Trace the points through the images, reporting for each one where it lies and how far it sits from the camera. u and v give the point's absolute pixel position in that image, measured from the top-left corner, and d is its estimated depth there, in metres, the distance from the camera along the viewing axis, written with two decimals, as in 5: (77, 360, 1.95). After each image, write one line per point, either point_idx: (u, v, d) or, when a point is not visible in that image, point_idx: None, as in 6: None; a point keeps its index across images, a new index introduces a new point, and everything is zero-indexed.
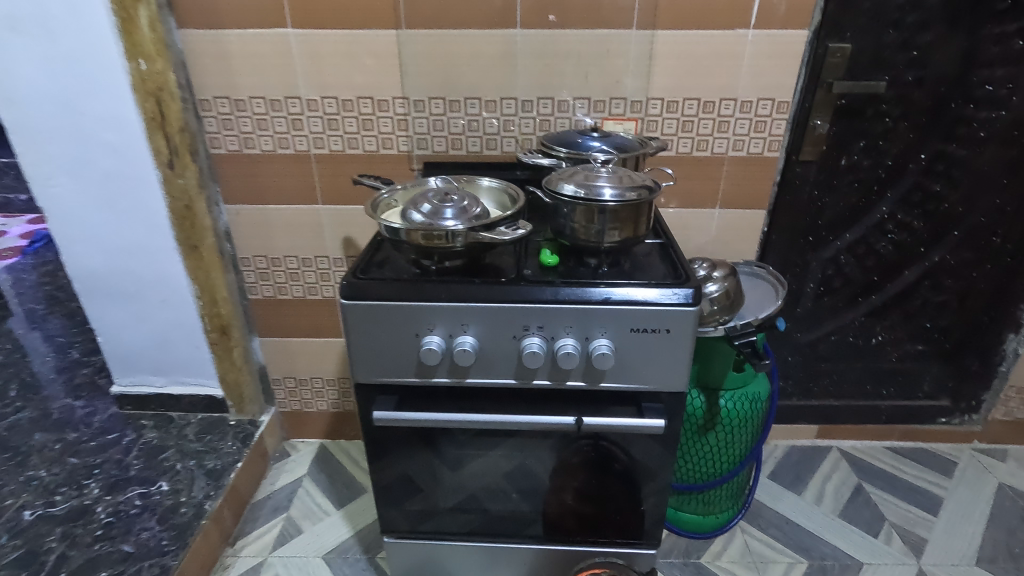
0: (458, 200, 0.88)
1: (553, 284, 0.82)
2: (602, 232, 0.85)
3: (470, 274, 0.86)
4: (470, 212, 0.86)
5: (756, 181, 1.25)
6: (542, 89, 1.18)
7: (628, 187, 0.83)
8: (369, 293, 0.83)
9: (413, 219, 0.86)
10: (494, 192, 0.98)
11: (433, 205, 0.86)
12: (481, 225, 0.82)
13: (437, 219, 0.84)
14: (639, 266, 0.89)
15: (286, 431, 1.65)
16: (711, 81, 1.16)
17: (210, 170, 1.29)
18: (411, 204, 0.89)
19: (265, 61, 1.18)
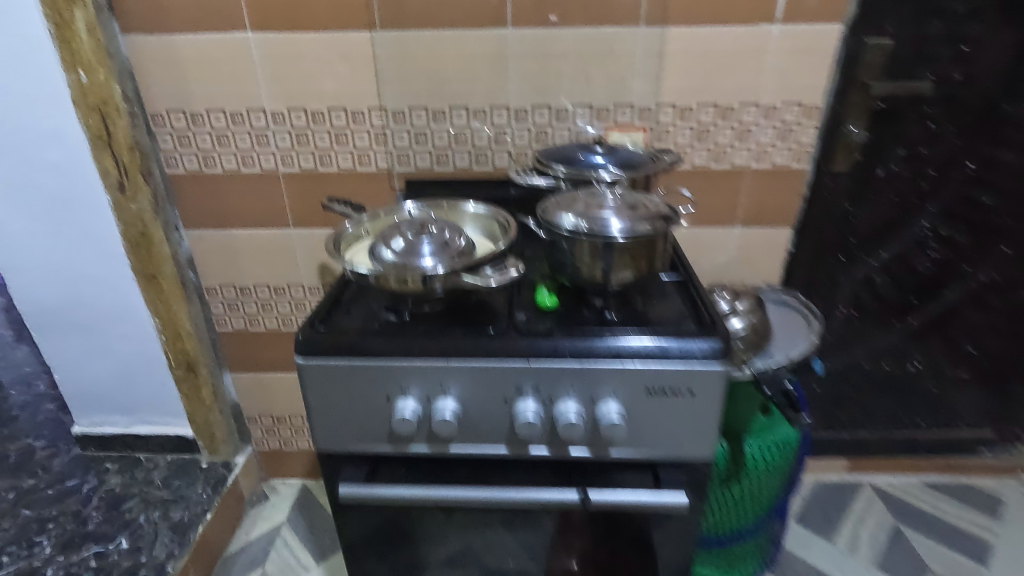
0: (438, 232, 0.74)
1: (550, 337, 0.68)
2: (609, 271, 0.71)
3: (451, 322, 0.72)
4: (451, 247, 0.72)
5: (781, 196, 1.11)
6: (538, 96, 1.03)
7: (640, 218, 0.69)
8: (329, 349, 0.69)
9: (383, 257, 0.72)
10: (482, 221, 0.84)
11: (407, 241, 0.72)
12: (463, 266, 0.67)
13: (410, 258, 0.71)
14: (654, 308, 0.75)
15: (264, 472, 1.52)
16: (731, 84, 1.01)
17: (166, 191, 1.14)
18: (381, 238, 0.75)
19: (224, 70, 1.04)
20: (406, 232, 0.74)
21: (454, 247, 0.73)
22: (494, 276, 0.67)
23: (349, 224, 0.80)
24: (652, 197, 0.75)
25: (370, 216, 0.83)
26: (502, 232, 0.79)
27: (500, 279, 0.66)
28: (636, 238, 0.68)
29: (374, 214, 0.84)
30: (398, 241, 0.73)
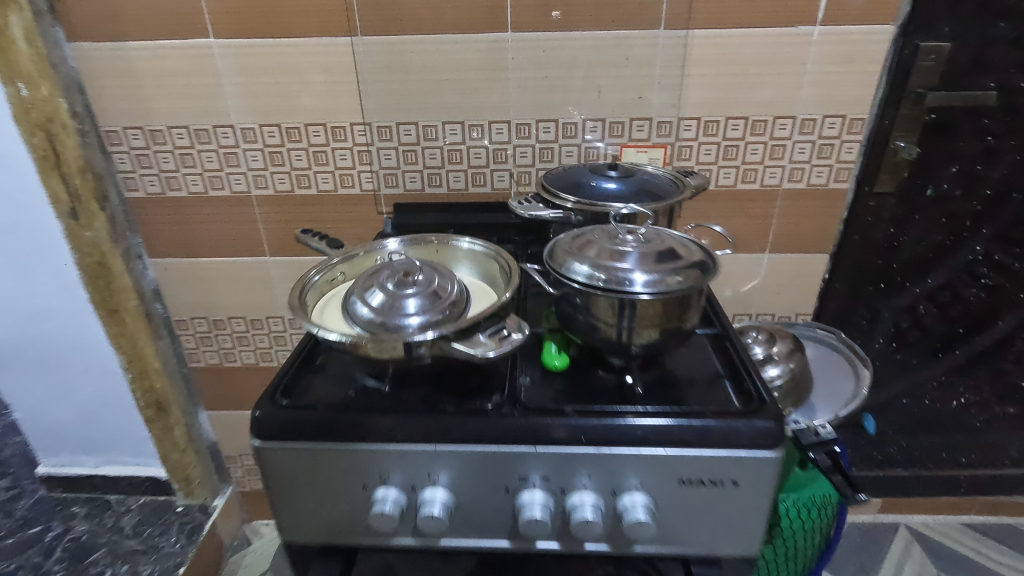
0: (425, 280, 0.62)
1: (560, 414, 0.56)
2: (631, 329, 0.59)
3: (441, 392, 0.60)
4: (440, 301, 0.61)
5: (815, 220, 0.99)
6: (543, 109, 0.91)
7: (670, 268, 0.57)
8: (291, 429, 0.56)
9: (361, 315, 0.61)
10: (478, 261, 0.70)
11: (388, 294, 0.61)
12: (452, 328, 0.55)
13: (390, 317, 0.59)
14: (683, 372, 0.63)
15: (245, 513, 1.42)
16: (762, 94, 0.89)
17: (126, 216, 1.03)
18: (358, 288, 0.64)
19: (186, 82, 0.92)
20: (387, 281, 0.62)
21: (445, 300, 0.61)
22: (489, 344, 0.54)
23: (317, 267, 0.68)
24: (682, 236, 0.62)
25: (345, 256, 0.71)
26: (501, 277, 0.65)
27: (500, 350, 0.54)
28: (665, 293, 0.56)
29: (349, 253, 0.71)
30: (378, 295, 0.62)
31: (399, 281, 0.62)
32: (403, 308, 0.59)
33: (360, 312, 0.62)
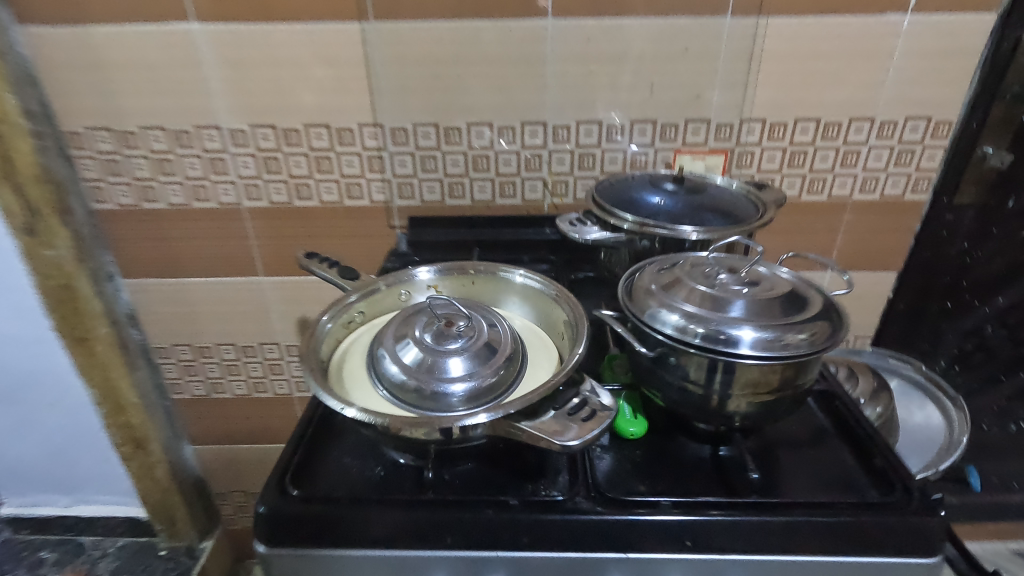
0: (471, 333, 0.50)
1: (651, 507, 0.45)
2: (732, 396, 0.47)
3: (493, 473, 0.48)
4: (490, 361, 0.48)
5: (883, 234, 0.88)
6: (585, 109, 0.78)
7: (789, 322, 0.45)
8: (305, 526, 0.44)
9: (390, 374, 0.48)
10: (531, 298, 0.59)
11: (425, 349, 0.48)
12: (516, 406, 0.42)
13: (429, 380, 0.47)
14: (789, 438, 0.51)
15: (237, 551, 1.29)
16: (839, 93, 0.77)
17: (94, 231, 0.88)
18: (387, 338, 0.51)
19: (162, 75, 0.77)
20: (424, 333, 0.50)
21: (496, 360, 0.49)
22: (563, 426, 0.41)
23: (332, 307, 0.55)
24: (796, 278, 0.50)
25: (365, 290, 0.58)
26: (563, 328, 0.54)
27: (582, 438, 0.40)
28: (784, 358, 0.44)
29: (370, 286, 0.58)
30: (412, 348, 0.49)
31: (438, 331, 0.50)
32: (445, 369, 0.47)
33: (390, 369, 0.49)
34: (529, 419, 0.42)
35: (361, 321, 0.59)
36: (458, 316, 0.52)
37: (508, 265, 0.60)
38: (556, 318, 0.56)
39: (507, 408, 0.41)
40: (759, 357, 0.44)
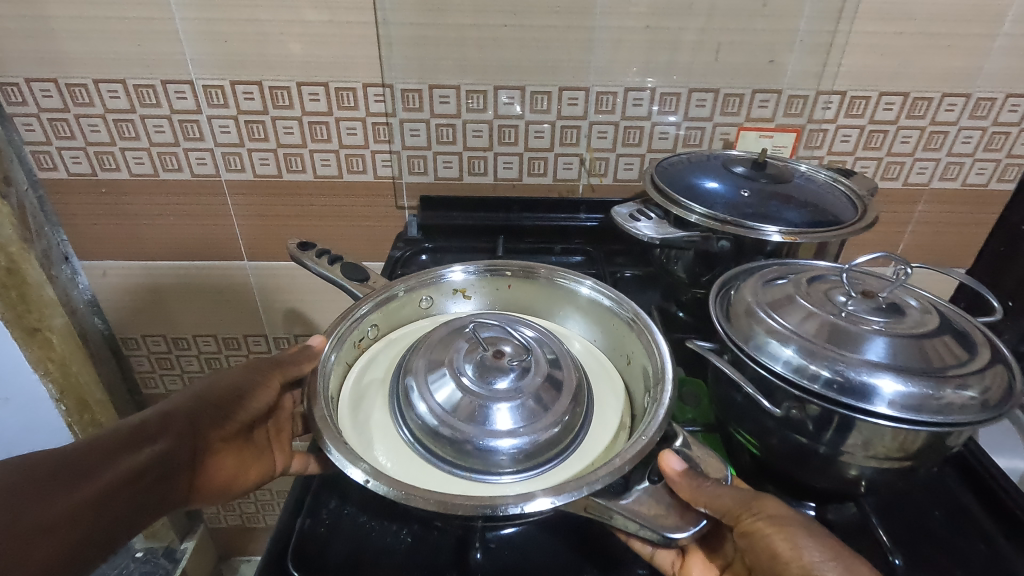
0: (524, 368, 0.41)
1: None
2: (853, 458, 0.36)
3: (548, 543, 0.38)
4: (549, 406, 0.40)
5: (956, 228, 0.78)
6: (635, 74, 0.65)
7: (942, 374, 0.34)
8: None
9: (418, 415, 0.40)
10: (584, 310, 0.50)
11: (465, 386, 0.39)
12: (605, 479, 0.32)
13: (470, 429, 0.38)
14: (915, 503, 0.41)
15: (223, 547, 1.20)
16: (934, 62, 0.65)
17: (41, 208, 0.74)
18: (420, 369, 0.41)
19: (116, 14, 0.62)
20: (461, 368, 0.40)
21: (555, 403, 0.40)
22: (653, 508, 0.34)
23: (341, 325, 0.44)
24: (951, 313, 0.39)
25: (382, 297, 0.47)
26: (631, 353, 0.46)
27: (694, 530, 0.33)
28: (933, 424, 0.33)
29: (387, 292, 0.48)
30: (448, 383, 0.40)
31: (482, 364, 0.41)
32: (493, 414, 0.38)
33: (419, 408, 0.40)
34: (617, 498, 0.33)
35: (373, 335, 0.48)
36: (506, 343, 0.43)
37: (557, 269, 0.50)
38: (620, 339, 0.48)
39: (592, 484, 0.32)
40: (894, 421, 0.33)
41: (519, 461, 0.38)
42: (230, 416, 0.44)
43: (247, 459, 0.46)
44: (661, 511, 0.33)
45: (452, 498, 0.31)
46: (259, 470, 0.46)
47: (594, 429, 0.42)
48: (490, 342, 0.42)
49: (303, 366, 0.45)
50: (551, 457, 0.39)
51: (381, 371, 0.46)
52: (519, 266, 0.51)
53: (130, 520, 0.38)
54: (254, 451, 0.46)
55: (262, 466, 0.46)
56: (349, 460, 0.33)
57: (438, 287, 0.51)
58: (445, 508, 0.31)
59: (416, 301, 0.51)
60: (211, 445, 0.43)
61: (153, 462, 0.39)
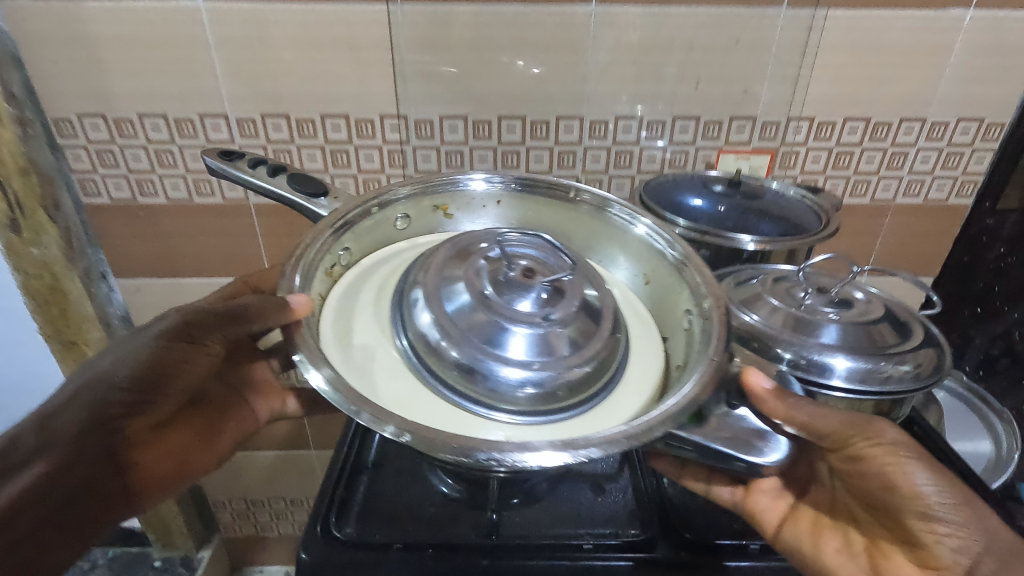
0: (549, 294, 0.47)
1: (735, 554, 0.45)
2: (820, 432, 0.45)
3: (561, 515, 0.45)
4: (590, 332, 0.46)
5: (925, 239, 0.85)
6: (623, 104, 0.73)
7: (886, 354, 0.41)
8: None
9: (420, 325, 0.46)
10: (598, 229, 0.58)
11: (473, 303, 0.45)
12: (661, 429, 0.35)
13: (458, 336, 0.44)
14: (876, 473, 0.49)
15: (236, 558, 1.24)
16: (890, 91, 0.73)
17: (83, 230, 0.81)
18: (425, 283, 0.47)
19: (161, 56, 0.70)
20: (460, 289, 0.46)
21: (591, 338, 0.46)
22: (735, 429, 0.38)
23: (312, 249, 0.47)
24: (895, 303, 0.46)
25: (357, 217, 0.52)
26: (656, 277, 0.54)
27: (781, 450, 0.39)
28: (874, 393, 0.40)
29: (359, 209, 0.52)
30: (463, 296, 0.46)
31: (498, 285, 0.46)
32: (493, 334, 0.44)
33: (419, 317, 0.46)
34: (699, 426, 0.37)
35: (347, 258, 0.53)
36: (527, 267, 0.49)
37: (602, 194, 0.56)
38: (644, 256, 0.55)
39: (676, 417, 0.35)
40: (845, 392, 0.41)
41: (554, 397, 0.44)
42: (167, 406, 0.49)
43: (207, 428, 0.56)
44: (746, 436, 0.38)
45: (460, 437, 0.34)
46: (227, 433, 0.58)
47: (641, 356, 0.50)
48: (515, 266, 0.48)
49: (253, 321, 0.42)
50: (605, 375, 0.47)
51: (361, 284, 0.51)
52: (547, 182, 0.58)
53: (111, 517, 0.45)
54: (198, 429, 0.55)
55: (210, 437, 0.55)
56: (314, 365, 0.37)
57: (418, 203, 0.57)
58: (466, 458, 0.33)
59: (391, 218, 0.56)
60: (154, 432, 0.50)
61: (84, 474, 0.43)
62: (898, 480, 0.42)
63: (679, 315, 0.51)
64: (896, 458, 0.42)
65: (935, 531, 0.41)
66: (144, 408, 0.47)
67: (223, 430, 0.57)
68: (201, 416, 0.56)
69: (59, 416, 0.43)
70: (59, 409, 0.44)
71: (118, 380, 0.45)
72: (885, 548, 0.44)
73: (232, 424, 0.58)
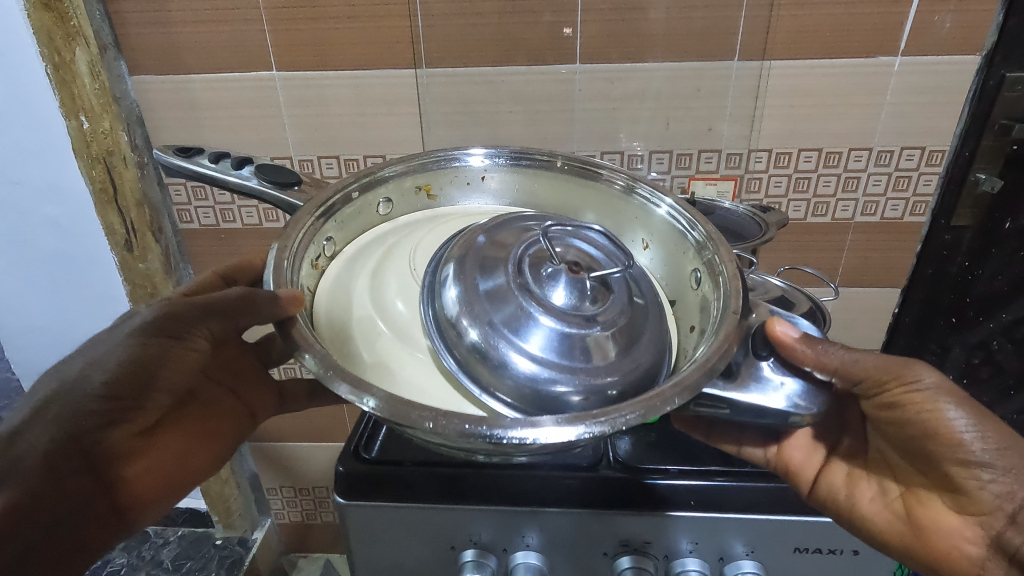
0: (593, 291, 0.54)
1: (662, 473, 0.59)
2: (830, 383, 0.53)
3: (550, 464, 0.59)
4: (639, 332, 0.55)
5: (887, 252, 0.96)
6: (607, 142, 0.89)
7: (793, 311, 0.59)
8: (416, 488, 0.58)
9: (445, 301, 0.54)
10: (594, 201, 0.70)
11: (504, 286, 0.53)
12: (675, 398, 0.44)
13: (481, 312, 0.52)
14: (882, 419, 0.57)
15: (284, 543, 1.40)
16: (836, 126, 0.86)
17: (178, 249, 1.02)
18: (457, 263, 0.56)
19: (245, 113, 0.90)
20: (479, 279, 0.54)
21: (638, 340, 0.54)
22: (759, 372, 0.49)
23: (295, 240, 0.56)
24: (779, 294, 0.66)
25: (338, 205, 0.62)
26: (656, 241, 0.66)
27: (808, 395, 0.49)
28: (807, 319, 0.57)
29: (340, 196, 0.62)
30: (489, 282, 0.53)
31: (533, 271, 0.54)
32: (517, 318, 0.51)
33: (446, 295, 0.54)
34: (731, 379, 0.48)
35: (331, 247, 0.63)
36: (568, 254, 0.56)
37: (616, 172, 0.68)
38: (644, 222, 0.67)
39: (681, 392, 0.44)
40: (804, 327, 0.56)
41: (611, 401, 0.51)
42: (147, 415, 0.59)
43: (201, 429, 0.66)
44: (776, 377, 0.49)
45: (462, 419, 0.41)
46: (220, 428, 0.68)
47: (661, 317, 0.59)
48: (556, 253, 0.55)
49: (256, 311, 0.51)
50: (656, 360, 0.55)
51: (351, 275, 0.61)
52: (538, 156, 0.70)
53: (110, 531, 0.55)
54: (181, 428, 0.64)
55: (193, 435, 0.65)
56: (305, 344, 0.47)
57: (401, 186, 0.69)
58: (459, 431, 0.41)
59: (374, 203, 0.67)
60: (139, 439, 0.59)
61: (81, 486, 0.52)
62: (933, 422, 0.53)
63: (686, 276, 0.62)
64: (933, 403, 0.53)
65: (980, 478, 0.52)
66: (121, 417, 0.56)
67: (219, 428, 0.68)
68: (190, 415, 0.66)
69: (28, 432, 0.51)
70: (27, 425, 0.52)
71: (90, 386, 0.54)
72: (922, 496, 0.58)
73: (226, 421, 0.69)
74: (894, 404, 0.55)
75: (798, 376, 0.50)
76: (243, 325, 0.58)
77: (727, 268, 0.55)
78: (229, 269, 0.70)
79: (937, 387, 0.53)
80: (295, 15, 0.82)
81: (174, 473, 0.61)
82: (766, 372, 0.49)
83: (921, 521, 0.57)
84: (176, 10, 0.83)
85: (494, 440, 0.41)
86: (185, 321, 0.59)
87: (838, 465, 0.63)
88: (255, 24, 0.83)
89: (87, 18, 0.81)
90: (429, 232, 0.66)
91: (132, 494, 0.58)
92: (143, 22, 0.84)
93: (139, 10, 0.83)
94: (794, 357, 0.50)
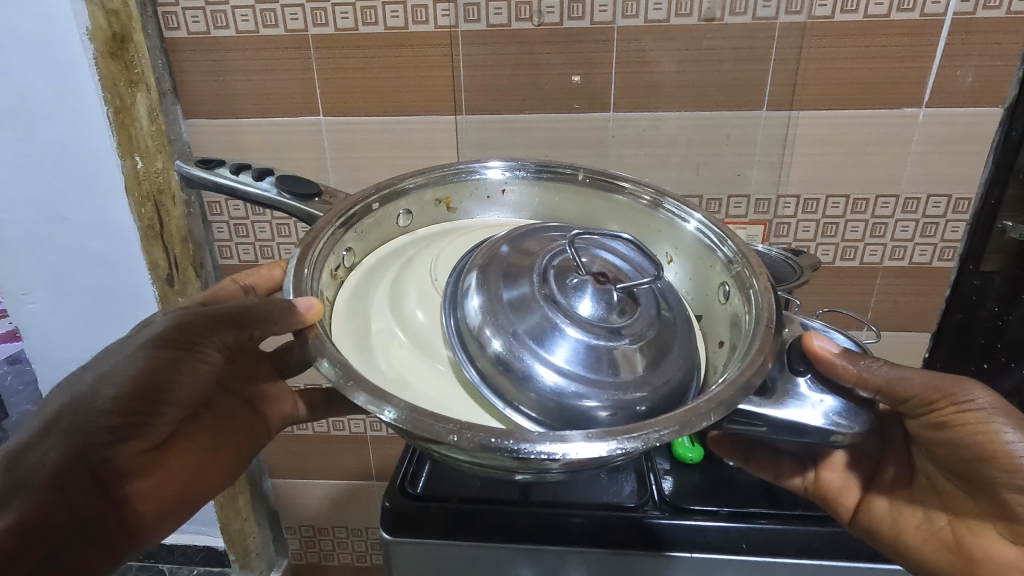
0: (620, 301, 0.54)
1: (704, 513, 0.61)
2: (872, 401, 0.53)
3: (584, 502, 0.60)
4: (669, 347, 0.55)
5: (914, 296, 0.97)
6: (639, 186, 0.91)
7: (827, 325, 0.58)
8: (461, 523, 0.59)
9: (468, 311, 0.55)
10: (617, 214, 0.71)
11: (529, 295, 0.54)
12: (713, 415, 0.43)
13: (505, 322, 0.52)
14: (934, 442, 0.56)
15: None
16: (862, 174, 0.89)
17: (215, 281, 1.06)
18: (481, 272, 0.57)
19: (291, 156, 0.95)
20: (504, 289, 0.55)
21: (666, 354, 0.55)
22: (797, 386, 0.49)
23: (316, 250, 0.57)
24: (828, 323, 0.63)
25: (358, 215, 0.63)
26: (681, 255, 0.67)
27: (849, 414, 0.49)
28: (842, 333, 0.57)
29: (360, 209, 0.63)
30: (513, 293, 0.54)
31: (559, 281, 0.55)
32: (542, 328, 0.52)
33: (469, 304, 0.55)
34: (769, 396, 0.49)
35: (350, 258, 0.64)
36: (594, 265, 0.57)
37: (640, 186, 0.69)
38: (670, 237, 0.68)
39: (717, 410, 0.43)
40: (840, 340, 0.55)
41: (639, 416, 0.51)
42: (155, 433, 0.59)
43: (212, 443, 0.67)
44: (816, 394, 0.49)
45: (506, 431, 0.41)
46: (234, 443, 0.69)
47: (687, 330, 0.60)
48: (582, 263, 0.56)
49: (274, 326, 0.50)
50: (686, 376, 0.56)
51: (370, 286, 0.62)
52: (561, 170, 0.72)
53: (116, 549, 0.56)
54: (192, 446, 0.65)
55: (202, 452, 0.65)
56: (327, 355, 0.47)
57: (419, 199, 0.70)
58: (499, 443, 0.40)
59: (393, 214, 0.68)
60: (148, 455, 0.60)
61: (85, 505, 0.53)
62: (989, 443, 0.52)
63: (715, 290, 0.63)
64: (987, 424, 0.52)
65: None
66: (130, 434, 0.56)
67: (232, 442, 0.69)
68: (203, 430, 0.66)
69: (35, 449, 0.51)
70: (33, 442, 0.51)
71: (100, 404, 0.53)
72: (974, 526, 0.56)
73: (240, 434, 0.70)
74: (945, 424, 0.54)
75: (839, 394, 0.50)
76: (258, 335, 0.56)
77: (758, 281, 0.55)
78: (246, 276, 0.72)
79: (991, 406, 0.52)
80: (343, 65, 0.87)
81: (181, 491, 0.62)
82: (804, 388, 0.49)
83: (970, 550, 0.56)
84: (233, 61, 0.88)
85: (520, 454, 0.40)
86: (196, 332, 0.56)
87: (878, 500, 0.62)
88: (306, 74, 0.88)
89: (151, 67, 0.86)
90: (447, 245, 0.67)
91: (140, 511, 0.59)
92: (202, 70, 0.89)
93: (197, 60, 0.88)
94: (833, 373, 0.51)
